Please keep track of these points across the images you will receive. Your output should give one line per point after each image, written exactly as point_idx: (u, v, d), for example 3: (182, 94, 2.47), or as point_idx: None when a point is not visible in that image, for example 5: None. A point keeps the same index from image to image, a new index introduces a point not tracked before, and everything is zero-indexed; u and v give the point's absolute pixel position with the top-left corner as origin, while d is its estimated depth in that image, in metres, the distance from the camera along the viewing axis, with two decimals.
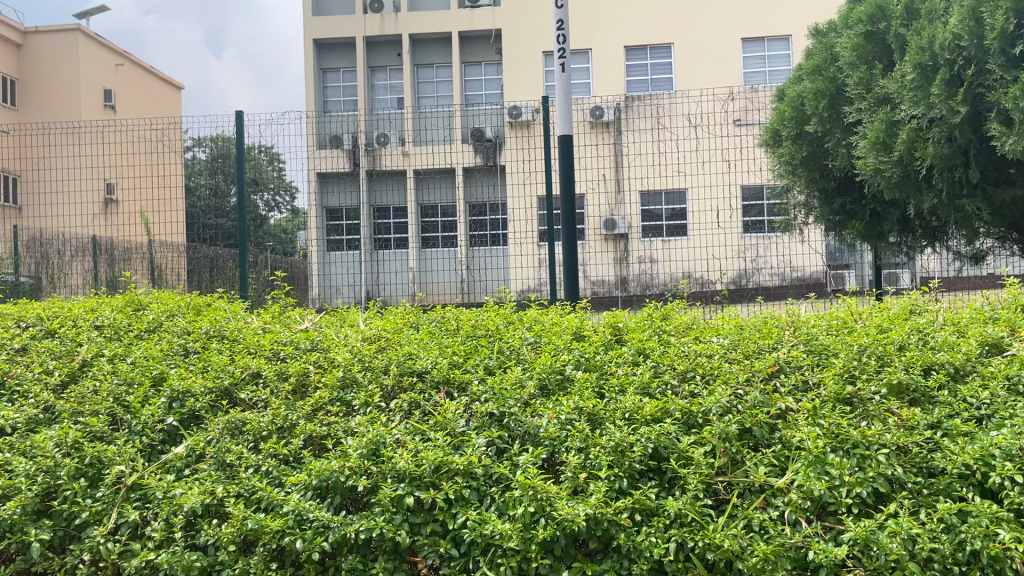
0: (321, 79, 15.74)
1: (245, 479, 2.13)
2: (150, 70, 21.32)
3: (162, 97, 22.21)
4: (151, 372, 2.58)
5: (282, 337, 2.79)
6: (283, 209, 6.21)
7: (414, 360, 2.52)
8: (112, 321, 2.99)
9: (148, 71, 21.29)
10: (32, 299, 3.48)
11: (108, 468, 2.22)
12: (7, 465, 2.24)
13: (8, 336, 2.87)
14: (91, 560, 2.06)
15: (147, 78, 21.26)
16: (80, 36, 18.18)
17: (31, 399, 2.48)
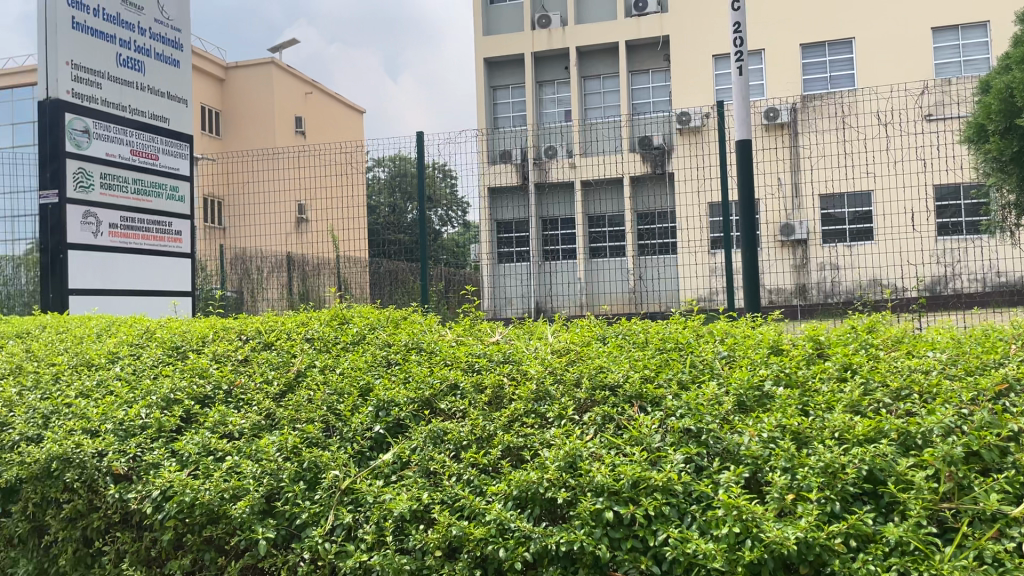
0: (491, 96, 16.19)
1: (449, 487, 2.21)
2: (334, 96, 22.80)
3: (346, 122, 23.68)
4: (359, 383, 2.74)
5: (477, 350, 2.86)
6: (455, 224, 6.51)
7: (606, 373, 2.52)
8: (321, 334, 3.20)
9: (333, 97, 22.77)
10: (248, 313, 3.80)
11: (324, 472, 2.39)
12: (237, 468, 2.44)
13: (231, 348, 3.14)
14: (311, 559, 2.22)
15: (333, 103, 22.76)
16: (273, 67, 19.76)
17: (255, 406, 2.71)
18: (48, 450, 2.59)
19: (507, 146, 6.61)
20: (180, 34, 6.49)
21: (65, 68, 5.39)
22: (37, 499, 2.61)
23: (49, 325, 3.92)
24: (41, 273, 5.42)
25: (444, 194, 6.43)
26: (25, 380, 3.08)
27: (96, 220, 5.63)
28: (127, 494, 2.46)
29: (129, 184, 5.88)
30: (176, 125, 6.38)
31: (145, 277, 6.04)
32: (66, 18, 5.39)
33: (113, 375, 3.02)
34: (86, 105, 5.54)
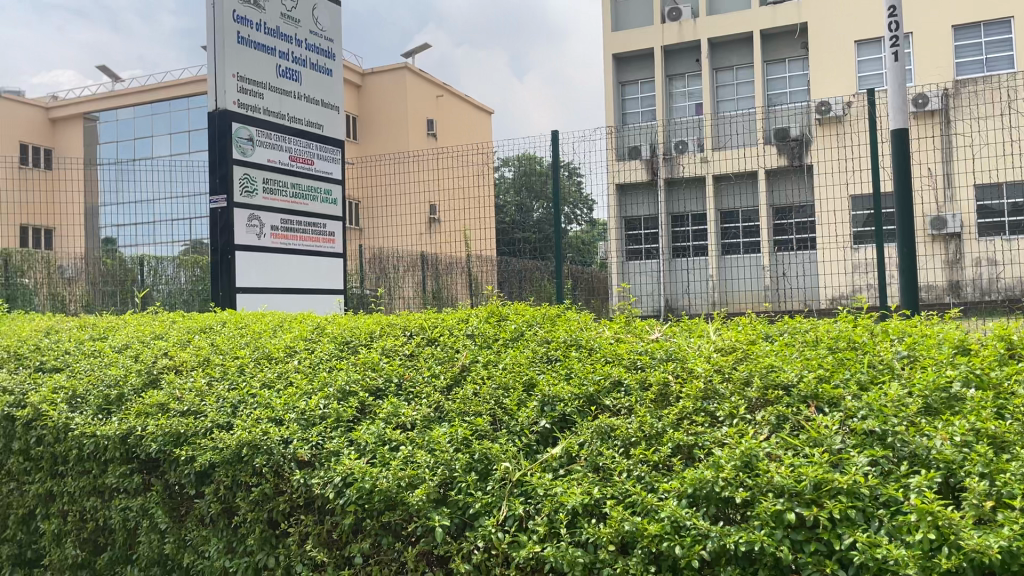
0: (620, 93, 16.11)
1: (620, 483, 2.23)
2: (464, 97, 23.31)
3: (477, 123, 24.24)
4: (523, 378, 2.82)
5: (638, 347, 2.89)
6: (580, 221, 7.15)
7: (779, 373, 2.49)
8: (481, 330, 3.30)
9: (463, 98, 23.29)
10: (408, 311, 3.97)
11: (495, 464, 2.46)
12: (411, 457, 2.55)
13: (398, 343, 3.32)
14: (485, 547, 2.28)
15: (464, 105, 23.30)
16: (406, 72, 20.36)
17: (425, 399, 2.85)
18: (237, 437, 2.80)
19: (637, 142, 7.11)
20: (332, 45, 6.86)
21: (232, 80, 5.77)
22: (228, 481, 2.82)
23: (228, 322, 4.23)
24: (212, 272, 5.82)
25: (571, 194, 7.11)
26: (213, 371, 3.34)
27: (259, 223, 6.01)
28: (310, 479, 2.62)
29: (288, 187, 6.25)
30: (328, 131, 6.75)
31: (302, 275, 6.42)
32: (233, 33, 5.76)
33: (291, 368, 3.26)
34: (249, 114, 5.91)
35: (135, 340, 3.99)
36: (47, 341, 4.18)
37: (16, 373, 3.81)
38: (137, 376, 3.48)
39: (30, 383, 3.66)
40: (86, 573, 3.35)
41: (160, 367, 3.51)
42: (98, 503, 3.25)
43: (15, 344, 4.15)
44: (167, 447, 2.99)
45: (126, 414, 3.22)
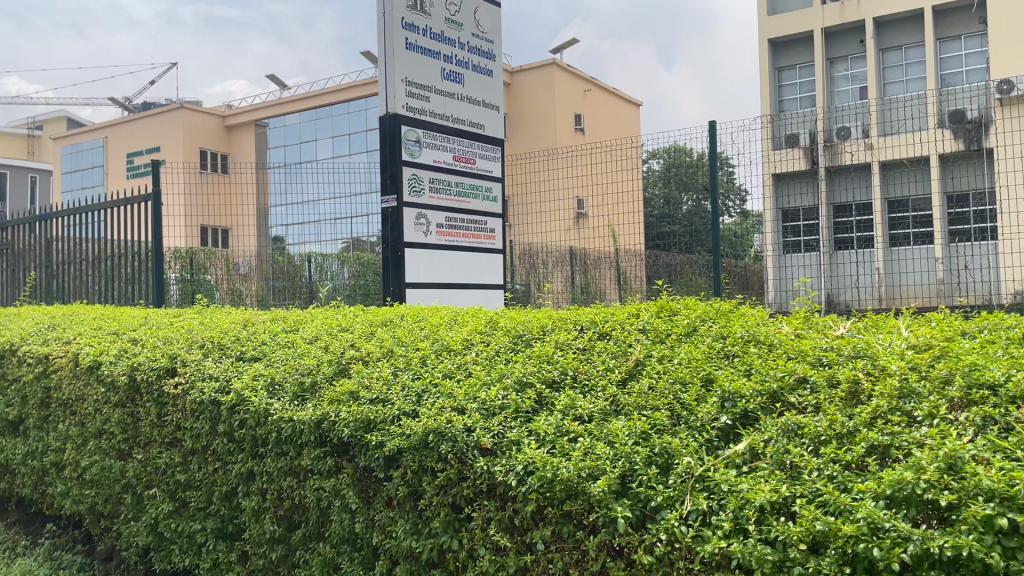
0: (778, 78, 20.00)
1: (810, 481, 2.19)
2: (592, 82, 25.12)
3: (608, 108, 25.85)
4: (701, 373, 2.84)
5: (822, 344, 2.88)
6: (733, 212, 7.70)
7: (982, 373, 2.41)
8: (653, 326, 3.38)
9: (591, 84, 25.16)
10: (577, 305, 4.12)
11: (676, 458, 2.47)
12: (591, 449, 2.61)
13: (571, 338, 3.44)
14: (668, 540, 2.27)
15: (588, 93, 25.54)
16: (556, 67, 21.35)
17: (601, 392, 2.92)
18: (424, 425, 2.97)
19: (793, 130, 7.88)
20: (492, 45, 7.77)
21: (400, 85, 6.64)
22: (415, 466, 2.99)
23: (406, 316, 4.47)
24: (383, 267, 6.69)
25: (726, 185, 7.75)
26: (398, 361, 3.56)
27: (426, 222, 6.88)
28: (493, 466, 2.72)
29: (450, 186, 7.09)
30: (486, 131, 7.56)
31: (466, 270, 7.28)
32: (401, 40, 6.65)
33: (469, 359, 3.43)
34: (415, 116, 6.77)
35: (324, 332, 4.30)
36: (246, 332, 4.57)
37: (219, 362, 4.16)
38: (329, 365, 3.73)
39: (233, 371, 4.00)
40: (282, 548, 3.63)
41: (348, 357, 3.76)
42: (294, 483, 3.53)
43: (219, 335, 4.56)
44: (358, 432, 3.20)
45: (320, 401, 3.47)
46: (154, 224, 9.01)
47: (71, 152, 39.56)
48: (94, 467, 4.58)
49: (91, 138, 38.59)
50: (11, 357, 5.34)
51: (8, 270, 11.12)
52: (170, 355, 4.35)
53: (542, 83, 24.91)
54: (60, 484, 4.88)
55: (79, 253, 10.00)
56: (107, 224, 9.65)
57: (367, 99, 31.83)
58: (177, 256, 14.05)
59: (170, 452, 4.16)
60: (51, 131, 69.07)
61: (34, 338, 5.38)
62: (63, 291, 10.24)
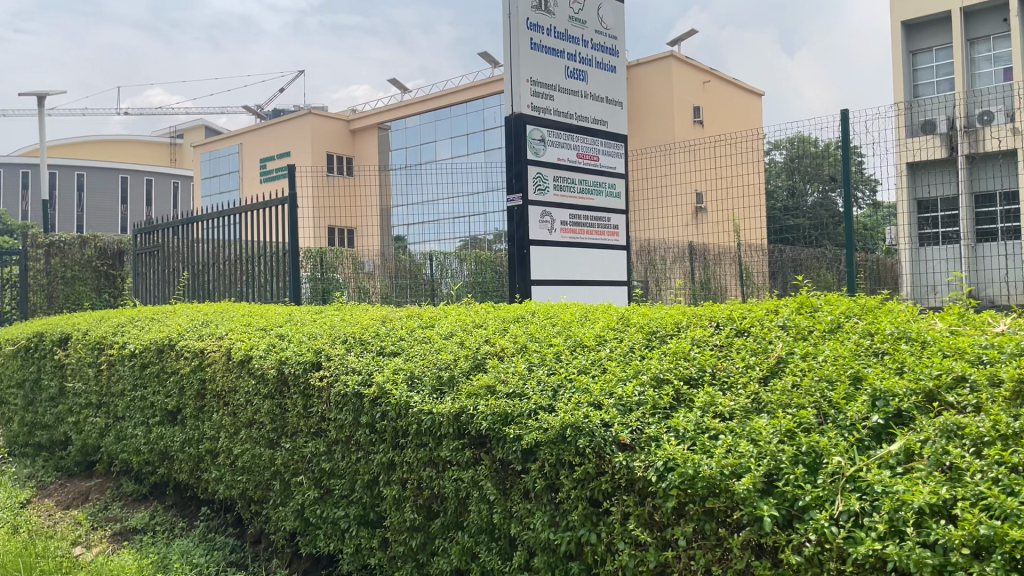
0: (912, 62, 19.62)
1: (972, 484, 2.12)
2: (700, 68, 25.56)
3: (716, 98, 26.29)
4: (848, 371, 2.78)
5: (981, 342, 2.78)
6: (864, 203, 7.48)
7: None
8: (794, 323, 3.34)
9: (698, 69, 25.61)
10: (710, 302, 4.11)
11: (825, 458, 2.41)
12: (734, 447, 2.58)
13: (707, 335, 3.43)
14: (818, 541, 2.22)
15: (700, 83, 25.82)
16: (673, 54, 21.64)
17: (742, 389, 2.90)
18: (561, 419, 3.01)
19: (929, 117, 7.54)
20: (617, 41, 8.01)
21: (526, 85, 6.96)
22: (552, 460, 3.03)
23: (537, 312, 4.56)
24: (509, 266, 7.10)
25: (855, 176, 7.45)
26: (533, 357, 3.63)
27: (551, 219, 7.24)
28: (632, 462, 2.72)
29: (574, 183, 7.40)
30: (609, 126, 7.84)
31: (589, 266, 7.64)
32: (526, 40, 6.99)
33: (604, 355, 3.47)
34: (540, 115, 7.10)
35: (460, 328, 4.44)
36: (385, 328, 4.78)
37: (361, 356, 4.37)
38: (466, 360, 3.85)
39: (374, 365, 4.17)
40: (421, 535, 3.77)
41: (484, 352, 3.87)
42: (433, 473, 3.65)
43: (360, 331, 4.78)
44: (496, 425, 3.28)
45: (458, 395, 3.59)
46: (291, 226, 9.44)
47: (209, 159, 42.00)
48: (246, 455, 4.89)
49: (227, 144, 40.89)
50: (170, 351, 5.75)
51: (158, 270, 11.91)
52: (315, 350, 4.58)
53: (659, 75, 25.01)
54: (214, 470, 5.22)
55: (222, 254, 10.61)
56: (246, 226, 10.16)
57: (484, 99, 32.40)
58: (309, 256, 14.68)
59: (316, 442, 4.39)
60: (190, 139, 73.50)
61: (190, 333, 5.78)
62: (207, 290, 10.85)
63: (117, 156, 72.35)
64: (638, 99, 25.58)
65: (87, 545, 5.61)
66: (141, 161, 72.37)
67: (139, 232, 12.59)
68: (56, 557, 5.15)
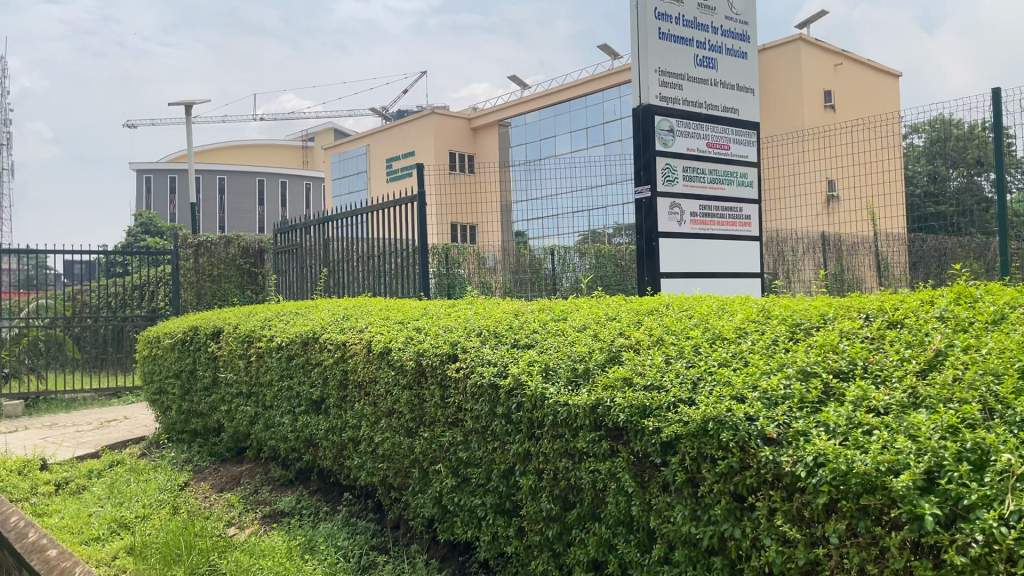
0: None
1: None
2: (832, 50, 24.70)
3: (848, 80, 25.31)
4: (1016, 364, 2.64)
5: None
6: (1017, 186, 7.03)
7: None
8: (953, 314, 3.19)
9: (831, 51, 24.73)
10: (857, 292, 4.00)
11: (992, 455, 2.29)
12: (890, 441, 2.48)
13: (857, 327, 3.33)
14: (985, 541, 2.12)
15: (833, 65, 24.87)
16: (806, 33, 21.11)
17: (896, 382, 2.80)
18: (703, 412, 2.97)
19: None
20: (746, 27, 8.00)
21: (654, 75, 7.16)
22: (694, 453, 2.99)
23: (671, 305, 4.53)
24: (638, 259, 7.28)
25: (1007, 161, 7.10)
26: (670, 349, 3.61)
27: (680, 211, 7.34)
28: (780, 457, 2.66)
29: (703, 173, 7.49)
30: (739, 115, 7.88)
31: (720, 258, 7.68)
32: (655, 29, 7.15)
33: (745, 348, 3.41)
34: (669, 106, 7.26)
35: (592, 321, 4.46)
36: (518, 321, 4.86)
37: (496, 348, 4.46)
38: (600, 353, 3.87)
39: (509, 357, 4.25)
40: (558, 526, 3.82)
41: (619, 345, 3.88)
42: (570, 464, 3.67)
43: (494, 324, 4.88)
44: (634, 417, 3.27)
45: (595, 386, 3.60)
46: (420, 225, 9.69)
47: (339, 160, 43.73)
48: (386, 443, 5.09)
49: (355, 146, 42.47)
50: (314, 343, 6.05)
51: (297, 268, 12.51)
52: (452, 343, 4.71)
53: (788, 60, 24.25)
54: (356, 457, 5.46)
55: (355, 251, 11.04)
56: (380, 224, 10.44)
57: (603, 92, 32.25)
58: (435, 252, 15.04)
59: (453, 432, 4.51)
60: (321, 142, 76.69)
61: (332, 327, 6.05)
62: (342, 285, 11.32)
63: (254, 160, 76.38)
64: (766, 85, 24.88)
65: (240, 525, 6.01)
66: (276, 164, 76.11)
67: (279, 231, 13.27)
68: (213, 536, 5.52)
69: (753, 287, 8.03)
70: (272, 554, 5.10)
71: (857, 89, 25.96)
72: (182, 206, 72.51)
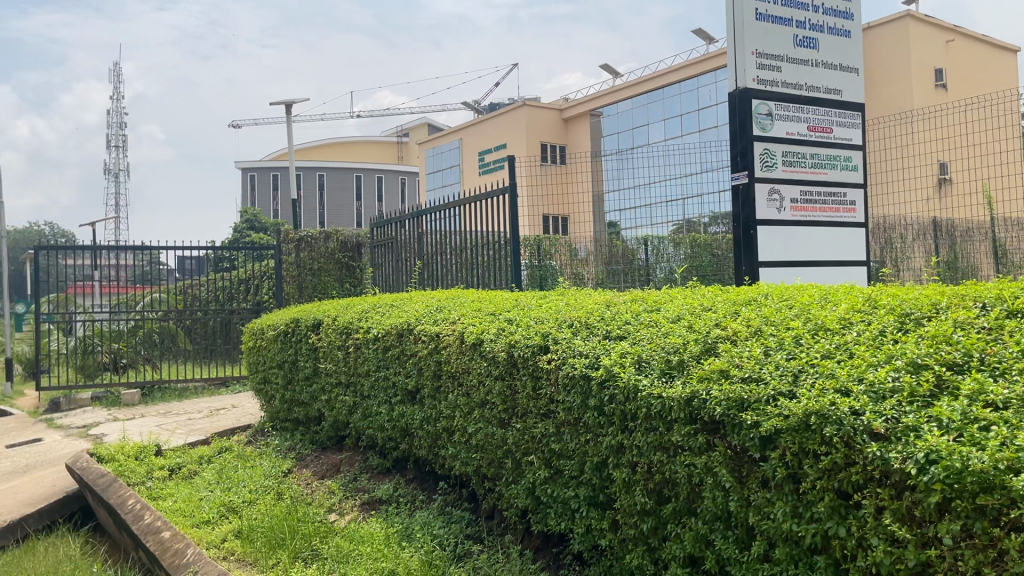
0: None
1: None
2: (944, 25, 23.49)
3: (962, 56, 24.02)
4: None
5: None
6: None
7: None
8: None
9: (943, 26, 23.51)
10: (972, 280, 3.77)
11: None
12: (1010, 437, 2.33)
13: (972, 317, 3.14)
14: None
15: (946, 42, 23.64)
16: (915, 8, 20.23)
17: (1017, 375, 2.62)
18: (805, 406, 2.85)
19: None
20: (849, 5, 7.67)
21: (751, 57, 6.96)
22: (795, 448, 2.88)
23: (770, 294, 4.37)
24: (735, 249, 7.09)
25: None
26: (769, 341, 3.49)
27: (779, 197, 7.11)
28: (888, 453, 2.52)
29: (804, 158, 7.23)
30: (842, 96, 7.56)
31: (822, 246, 7.41)
32: (752, 11, 6.94)
33: (850, 340, 3.26)
34: (767, 89, 7.04)
35: (687, 312, 4.36)
36: (610, 312, 4.80)
37: (588, 340, 4.42)
38: (695, 344, 3.78)
39: (601, 349, 4.20)
40: (652, 519, 3.75)
41: (715, 337, 3.77)
42: (664, 458, 3.59)
43: (585, 315, 4.84)
44: (731, 411, 3.17)
45: (690, 378, 3.51)
46: (512, 216, 9.72)
47: (433, 154, 44.37)
48: (479, 433, 5.13)
49: (449, 140, 43.01)
50: (409, 334, 6.14)
51: (393, 261, 12.74)
52: (543, 334, 4.69)
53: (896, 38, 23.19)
54: (451, 447, 5.52)
55: (448, 243, 11.16)
56: (472, 216, 10.51)
57: (698, 78, 31.59)
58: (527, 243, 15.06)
59: (545, 423, 4.50)
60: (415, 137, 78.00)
61: (426, 319, 6.13)
62: (436, 278, 11.47)
63: (352, 157, 78.39)
64: (871, 66, 23.87)
65: (340, 511, 6.18)
66: (372, 160, 77.82)
67: (375, 225, 13.54)
68: (315, 522, 5.68)
69: (858, 276, 7.71)
70: (371, 540, 5.23)
71: (973, 66, 24.59)
72: (285, 203, 75.09)
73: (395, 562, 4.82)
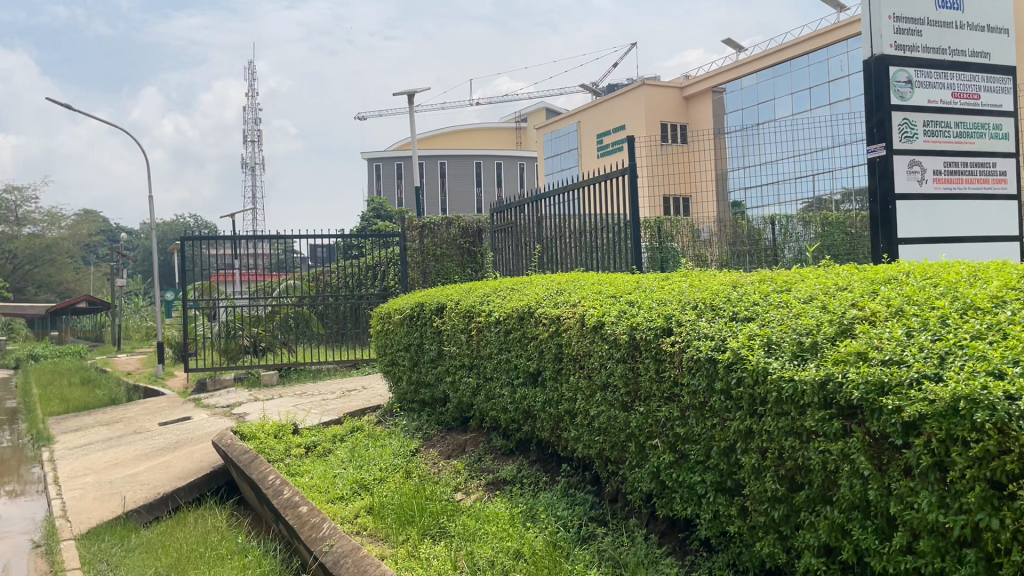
0: None
1: None
2: None
3: None
4: None
5: None
6: None
7: None
8: None
9: None
10: None
11: None
12: None
13: None
14: None
15: None
16: None
17: None
18: (953, 389, 2.66)
19: None
20: None
21: (888, 22, 6.57)
22: (941, 434, 2.70)
23: (912, 273, 4.12)
24: (872, 226, 6.73)
25: None
26: (912, 322, 3.29)
27: (920, 169, 6.69)
28: None
29: (948, 128, 6.78)
30: (990, 59, 7.02)
31: (969, 220, 6.93)
32: None
33: (1004, 320, 3.04)
34: (906, 55, 6.63)
35: (819, 292, 4.18)
36: (736, 293, 4.66)
37: (713, 321, 4.31)
38: (829, 325, 3.61)
39: (727, 331, 4.09)
40: (785, 507, 3.62)
41: (851, 318, 3.59)
42: (796, 443, 3.45)
43: (710, 296, 4.73)
44: (870, 395, 3.00)
45: (824, 361, 3.36)
46: (631, 198, 9.57)
47: (552, 139, 44.38)
48: (602, 416, 5.10)
49: (567, 124, 42.87)
50: (530, 318, 6.17)
51: (513, 245, 12.84)
52: (666, 316, 4.61)
53: None
54: (574, 429, 5.53)
55: (567, 226, 11.14)
56: (591, 199, 10.44)
57: (828, 49, 30.23)
58: (648, 226, 14.85)
59: (669, 407, 4.42)
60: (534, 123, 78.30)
61: (547, 301, 6.15)
62: (555, 261, 11.48)
63: (472, 144, 79.52)
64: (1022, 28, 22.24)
65: (466, 491, 6.31)
66: (492, 146, 78.69)
67: (495, 211, 13.68)
68: (442, 500, 5.83)
69: (1010, 252, 7.16)
70: (496, 520, 5.31)
71: None
72: (408, 191, 77.05)
73: (520, 542, 4.87)
